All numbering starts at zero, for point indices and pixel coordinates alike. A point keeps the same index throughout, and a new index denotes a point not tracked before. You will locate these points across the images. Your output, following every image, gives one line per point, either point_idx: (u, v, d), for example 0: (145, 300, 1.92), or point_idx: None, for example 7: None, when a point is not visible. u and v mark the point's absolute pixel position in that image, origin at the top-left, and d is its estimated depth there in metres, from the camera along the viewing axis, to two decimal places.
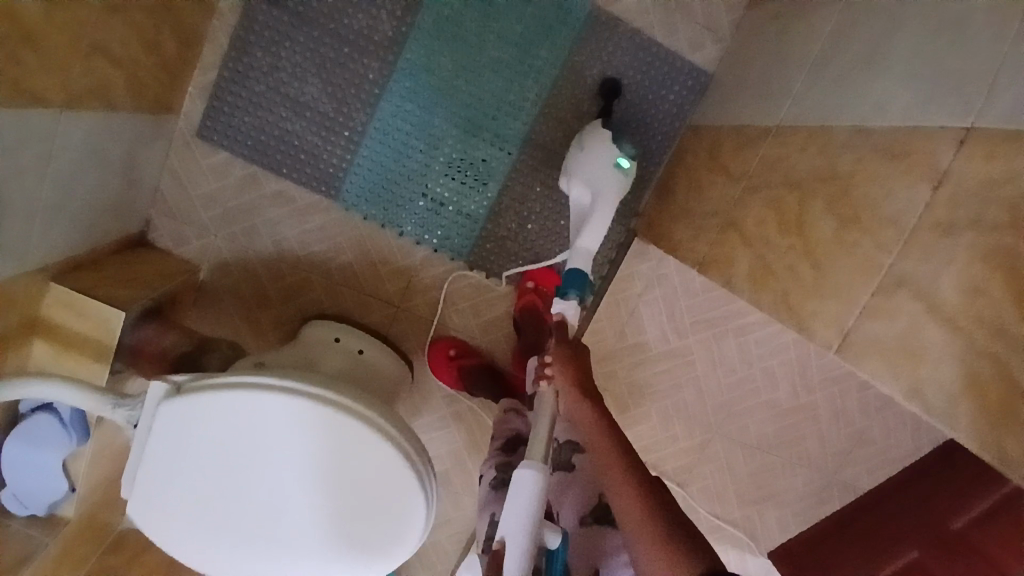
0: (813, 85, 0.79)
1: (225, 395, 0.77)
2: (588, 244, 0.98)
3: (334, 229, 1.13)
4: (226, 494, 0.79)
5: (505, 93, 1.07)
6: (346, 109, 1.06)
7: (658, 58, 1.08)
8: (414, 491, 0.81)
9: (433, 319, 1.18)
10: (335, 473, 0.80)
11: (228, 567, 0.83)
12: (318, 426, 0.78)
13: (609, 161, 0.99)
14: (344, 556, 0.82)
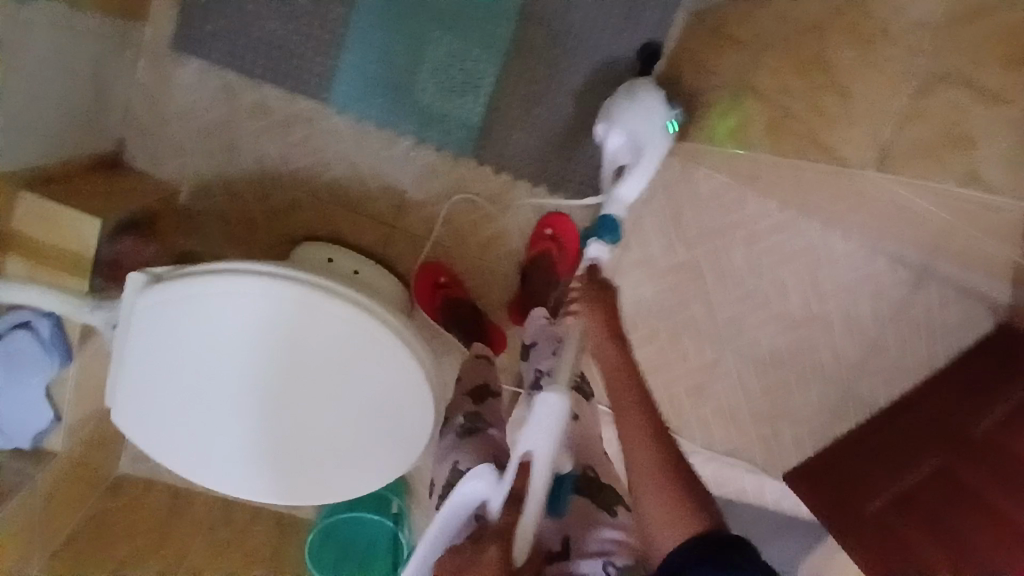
0: None
1: (217, 284, 0.73)
2: (625, 193, 0.96)
3: (320, 142, 1.08)
4: (215, 395, 0.78)
5: None
6: (324, 6, 1.01)
7: None
8: (414, 395, 0.78)
9: (426, 237, 1.13)
10: (331, 375, 0.77)
11: (215, 473, 0.82)
12: (318, 321, 0.75)
13: (659, 122, 0.94)
14: (339, 461, 0.81)
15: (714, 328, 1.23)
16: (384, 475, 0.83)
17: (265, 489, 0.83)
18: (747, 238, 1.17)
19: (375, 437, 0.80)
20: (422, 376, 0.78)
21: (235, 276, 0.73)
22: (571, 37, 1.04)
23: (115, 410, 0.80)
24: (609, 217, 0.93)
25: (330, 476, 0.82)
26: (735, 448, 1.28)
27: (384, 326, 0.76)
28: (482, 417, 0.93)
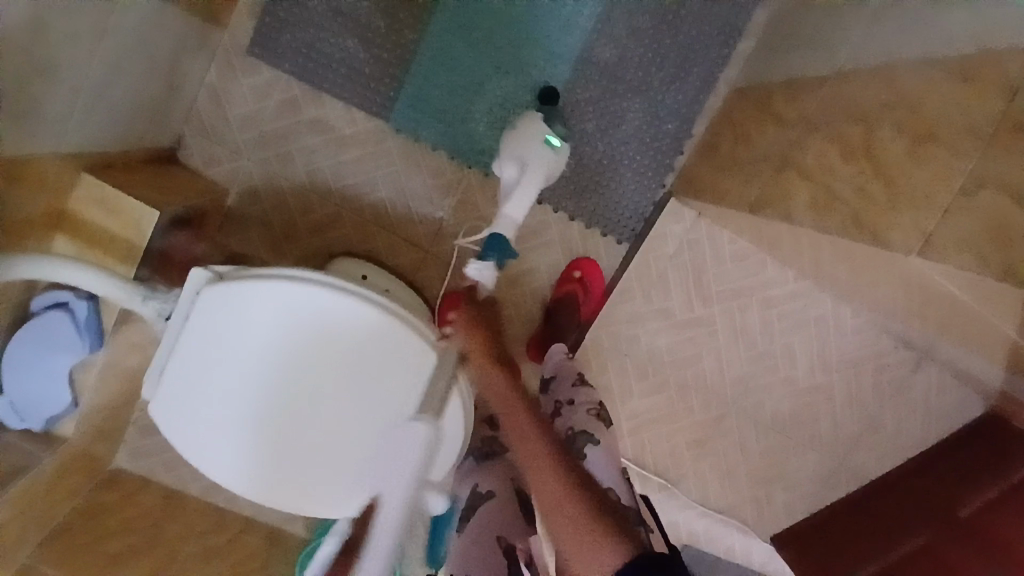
0: (870, 29, 0.82)
1: (287, 284, 0.76)
2: (513, 213, 0.96)
3: (370, 162, 1.12)
4: (260, 394, 0.79)
5: (554, 37, 1.09)
6: (396, 37, 1.07)
7: (704, 17, 1.11)
8: (452, 419, 0.80)
9: (456, 264, 1.16)
10: (376, 388, 0.79)
11: (239, 474, 0.82)
12: (374, 333, 0.78)
13: (539, 139, 1.00)
14: (365, 477, 0.82)
15: (721, 386, 1.26)
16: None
17: (287, 496, 0.83)
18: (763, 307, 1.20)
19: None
20: (463, 401, 0.81)
21: (307, 278, 0.77)
22: (620, 97, 1.13)
23: (154, 397, 0.82)
24: (495, 235, 0.91)
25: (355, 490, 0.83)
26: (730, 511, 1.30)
27: (437, 346, 0.79)
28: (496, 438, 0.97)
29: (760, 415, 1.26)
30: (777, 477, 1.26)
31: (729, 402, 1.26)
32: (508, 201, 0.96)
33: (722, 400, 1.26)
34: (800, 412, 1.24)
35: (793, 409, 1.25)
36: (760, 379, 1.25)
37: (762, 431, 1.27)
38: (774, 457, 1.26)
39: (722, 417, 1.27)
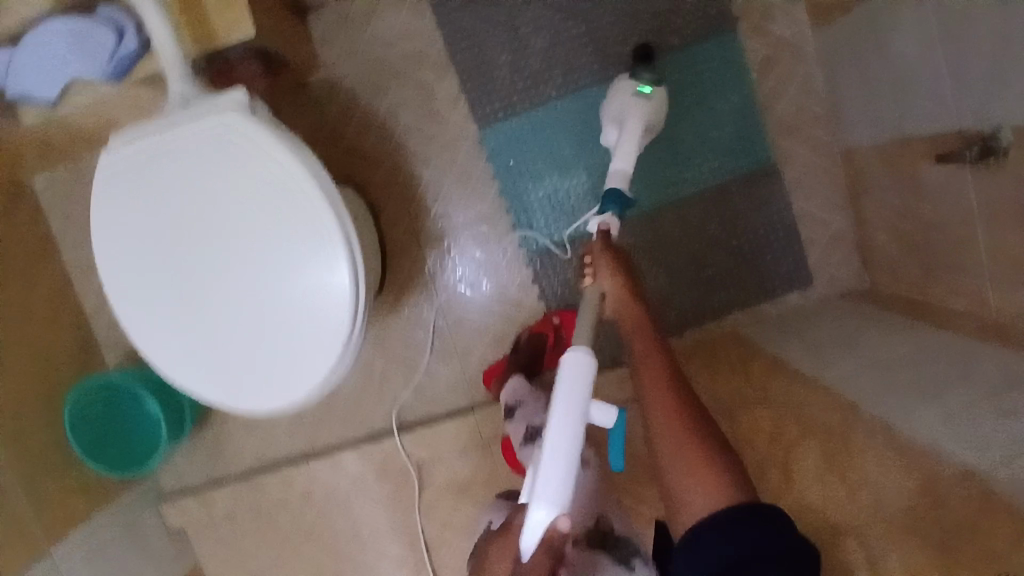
0: (854, 372, 0.90)
1: (294, 180, 0.80)
2: (621, 165, 0.94)
3: (438, 148, 1.19)
4: (186, 231, 0.81)
5: (652, 182, 1.18)
6: (541, 81, 1.15)
7: (768, 267, 1.20)
8: (302, 385, 0.82)
9: (427, 271, 1.22)
10: (273, 310, 0.81)
11: (111, 270, 0.83)
12: (314, 273, 0.80)
13: (632, 92, 1.03)
14: (199, 360, 0.83)
15: None
16: (216, 398, 0.84)
17: (129, 317, 0.84)
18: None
19: (241, 377, 0.83)
20: (322, 381, 0.83)
21: (312, 188, 0.80)
22: (656, 263, 1.20)
23: (111, 144, 0.82)
24: (615, 191, 0.91)
25: (191, 355, 0.84)
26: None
27: (347, 327, 0.81)
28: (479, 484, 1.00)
29: None
30: None
31: None
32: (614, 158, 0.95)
33: None
34: None
35: None
36: None
37: None
38: None
39: None
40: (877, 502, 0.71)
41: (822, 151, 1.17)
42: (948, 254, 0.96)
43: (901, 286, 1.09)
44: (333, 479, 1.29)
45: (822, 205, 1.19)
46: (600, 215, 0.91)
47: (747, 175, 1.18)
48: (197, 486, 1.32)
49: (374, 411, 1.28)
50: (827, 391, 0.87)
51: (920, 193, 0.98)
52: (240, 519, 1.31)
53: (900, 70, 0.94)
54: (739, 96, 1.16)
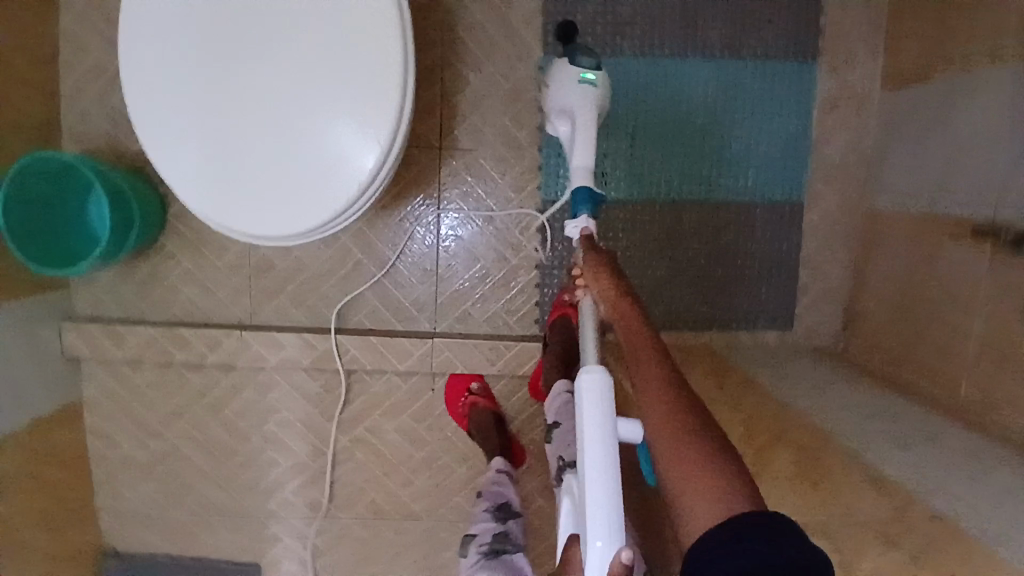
0: (824, 406, 0.91)
1: (375, 19, 0.77)
2: (579, 161, 0.91)
3: (496, 58, 1.14)
4: (234, 21, 0.75)
5: (687, 174, 1.17)
6: (620, 36, 1.13)
7: (761, 295, 1.21)
8: (298, 220, 0.77)
9: (438, 183, 1.17)
10: (299, 133, 0.76)
11: (140, 27, 0.76)
12: (354, 115, 0.77)
13: (575, 77, 1.00)
14: (190, 157, 0.77)
15: (430, 476, 1.26)
16: (191, 193, 0.77)
17: (138, 82, 0.76)
18: (529, 466, 1.22)
19: (237, 186, 0.77)
20: (314, 228, 0.78)
21: (390, 36, 0.77)
22: (662, 252, 1.19)
23: None
24: (581, 190, 0.87)
25: (182, 138, 0.76)
26: (324, 540, 1.27)
27: (363, 186, 0.77)
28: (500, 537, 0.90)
29: (419, 518, 1.27)
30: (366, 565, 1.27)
31: (422, 487, 1.26)
32: (574, 153, 0.93)
33: (421, 479, 1.26)
34: (442, 544, 1.27)
35: (440, 541, 1.27)
36: (455, 501, 1.26)
37: (409, 526, 1.27)
38: (388, 549, 1.27)
39: (406, 486, 1.26)
40: (851, 522, 0.66)
41: (846, 206, 1.20)
42: (934, 331, 1.00)
43: (876, 355, 1.12)
44: (265, 355, 1.18)
45: (829, 257, 1.22)
46: (573, 218, 0.86)
47: (770, 203, 1.19)
48: (114, 317, 1.19)
49: (330, 302, 1.20)
50: (797, 413, 0.88)
51: (927, 268, 1.01)
52: (147, 365, 1.19)
53: (950, 144, 0.97)
54: (794, 123, 1.17)
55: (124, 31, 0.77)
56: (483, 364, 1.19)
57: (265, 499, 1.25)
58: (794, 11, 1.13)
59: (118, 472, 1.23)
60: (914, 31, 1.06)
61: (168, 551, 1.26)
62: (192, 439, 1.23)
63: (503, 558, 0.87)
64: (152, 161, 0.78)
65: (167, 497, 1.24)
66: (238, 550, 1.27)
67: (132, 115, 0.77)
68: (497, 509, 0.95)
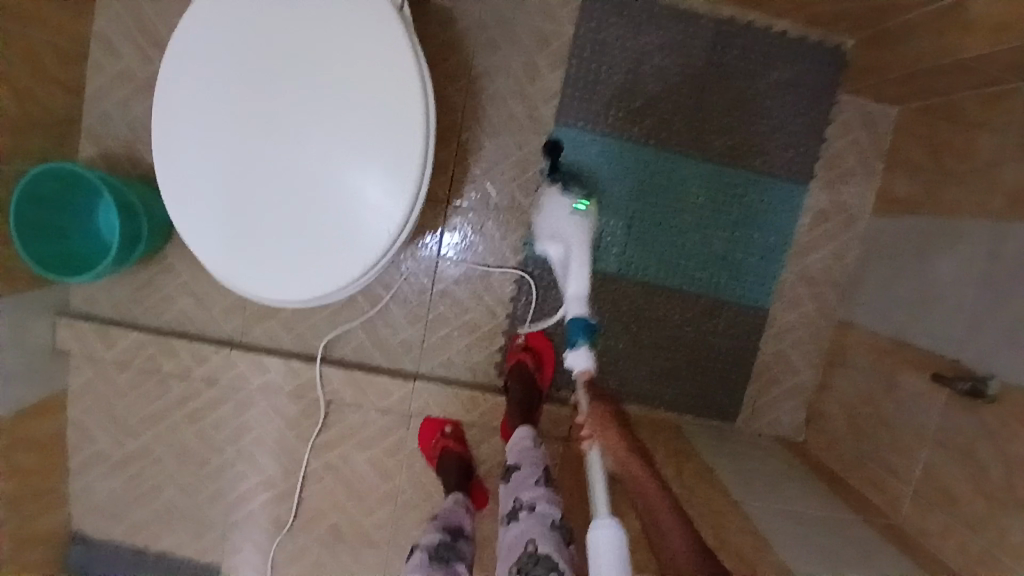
0: (769, 512, 0.97)
1: (399, 101, 0.80)
2: (574, 288, 0.96)
3: (514, 127, 1.21)
4: (265, 93, 0.79)
5: (682, 259, 1.25)
6: (631, 123, 1.21)
7: (737, 381, 1.27)
8: (307, 289, 0.81)
9: (441, 230, 1.23)
10: (316, 207, 0.80)
11: (177, 90, 0.80)
12: (375, 185, 0.80)
13: (567, 209, 1.08)
14: (212, 218, 0.81)
15: (390, 510, 1.30)
16: (212, 251, 0.82)
17: (169, 140, 0.81)
18: (489, 513, 1.26)
19: (251, 251, 0.81)
20: (329, 288, 0.82)
21: (413, 118, 0.80)
22: (648, 328, 1.25)
23: None
24: (578, 319, 0.90)
25: (206, 200, 0.81)
26: (281, 555, 1.31)
27: (379, 252, 0.81)
28: (452, 552, 0.89)
29: (374, 548, 1.31)
30: None
31: (382, 519, 1.30)
32: (569, 279, 0.98)
33: (382, 511, 1.30)
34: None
35: (392, 572, 1.31)
36: (411, 537, 1.30)
37: (363, 554, 1.31)
38: (340, 573, 1.31)
39: (365, 516, 1.30)
40: None
41: (823, 312, 1.26)
42: (885, 451, 1.05)
43: (830, 458, 1.19)
44: (249, 376, 1.23)
45: (800, 356, 1.28)
46: (573, 347, 0.88)
47: (745, 305, 1.26)
48: (108, 318, 1.22)
49: (321, 332, 1.24)
50: (743, 516, 0.94)
51: (888, 391, 1.07)
52: (133, 367, 1.23)
53: (924, 283, 1.04)
54: (784, 223, 1.24)
55: (160, 91, 0.81)
56: (459, 411, 1.24)
57: (230, 509, 1.29)
58: (795, 132, 1.22)
59: (89, 464, 1.26)
60: (909, 167, 1.14)
61: (126, 547, 1.28)
62: (167, 442, 1.26)
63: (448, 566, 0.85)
64: (172, 217, 0.82)
65: (133, 496, 1.27)
66: (193, 558, 1.29)
67: (157, 171, 0.81)
68: (449, 527, 0.93)
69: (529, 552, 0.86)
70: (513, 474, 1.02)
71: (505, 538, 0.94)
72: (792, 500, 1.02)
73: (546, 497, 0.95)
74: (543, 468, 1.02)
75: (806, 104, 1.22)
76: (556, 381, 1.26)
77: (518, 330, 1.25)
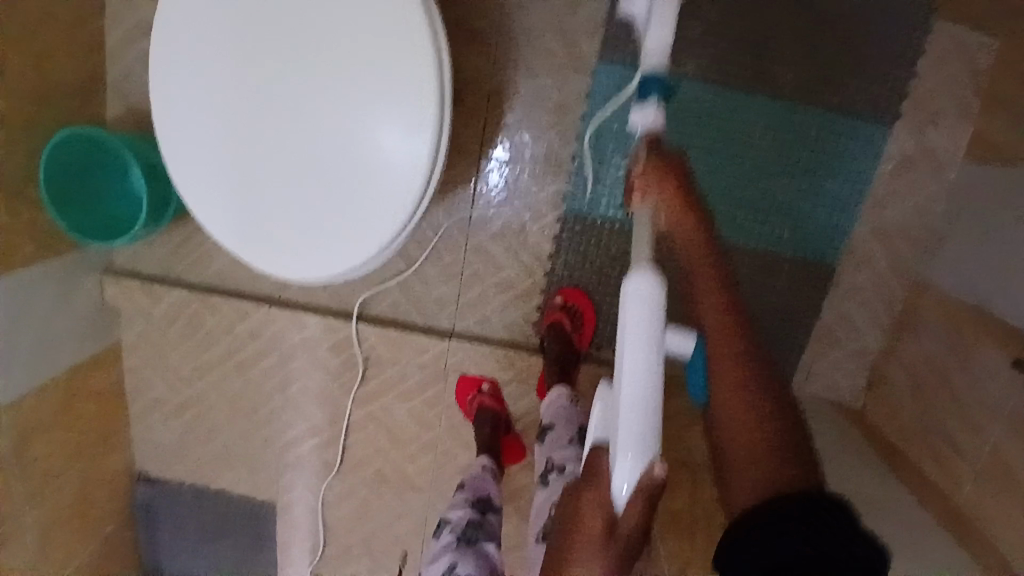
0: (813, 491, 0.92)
1: (409, 60, 0.72)
2: (655, 44, 0.83)
3: (551, 66, 1.09)
4: (266, 61, 0.73)
5: (738, 210, 1.13)
6: (684, 57, 1.07)
7: (793, 344, 1.18)
8: (331, 266, 0.77)
9: (473, 183, 1.16)
10: (328, 184, 0.75)
11: (177, 62, 0.75)
12: (389, 156, 0.74)
13: None
14: (223, 199, 0.77)
15: (431, 458, 1.33)
16: (226, 235, 0.78)
17: (176, 117, 0.77)
18: (527, 466, 1.27)
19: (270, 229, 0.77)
20: (346, 269, 0.77)
21: (424, 63, 0.72)
22: None
23: None
24: (652, 76, 0.81)
25: (216, 181, 0.77)
26: (331, 495, 1.37)
27: (397, 230, 0.75)
28: (480, 528, 0.94)
29: (417, 493, 1.35)
30: (364, 523, 1.39)
31: (424, 466, 1.33)
32: (649, 26, 0.83)
33: (423, 460, 1.33)
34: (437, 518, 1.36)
35: (436, 515, 1.36)
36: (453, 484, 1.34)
37: (408, 497, 1.36)
38: (387, 513, 1.37)
39: (408, 463, 1.34)
40: None
41: (897, 271, 1.15)
42: (951, 428, 0.97)
43: (890, 428, 1.11)
44: (289, 332, 1.24)
45: (867, 318, 1.17)
46: (641, 103, 0.81)
47: (808, 260, 1.14)
48: (151, 275, 1.25)
49: (356, 288, 1.23)
50: None
51: (961, 365, 0.97)
52: (181, 322, 1.26)
53: (1016, 249, 0.91)
54: (857, 172, 1.10)
55: (159, 61, 0.76)
56: (495, 370, 1.22)
57: (281, 452, 1.35)
58: (878, 63, 1.05)
59: (151, 410, 1.34)
60: (1015, 107, 0.97)
61: (188, 483, 1.38)
62: (218, 391, 1.31)
63: (476, 546, 0.92)
64: (184, 200, 0.79)
65: (192, 439, 1.35)
66: (251, 494, 1.38)
67: (167, 152, 0.78)
68: (477, 500, 0.99)
69: (556, 517, 0.86)
70: (546, 435, 0.99)
71: (538, 498, 0.93)
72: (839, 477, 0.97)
73: (578, 458, 0.93)
74: (577, 428, 0.99)
75: (895, 30, 1.04)
76: (596, 340, 1.21)
77: (555, 288, 1.19)
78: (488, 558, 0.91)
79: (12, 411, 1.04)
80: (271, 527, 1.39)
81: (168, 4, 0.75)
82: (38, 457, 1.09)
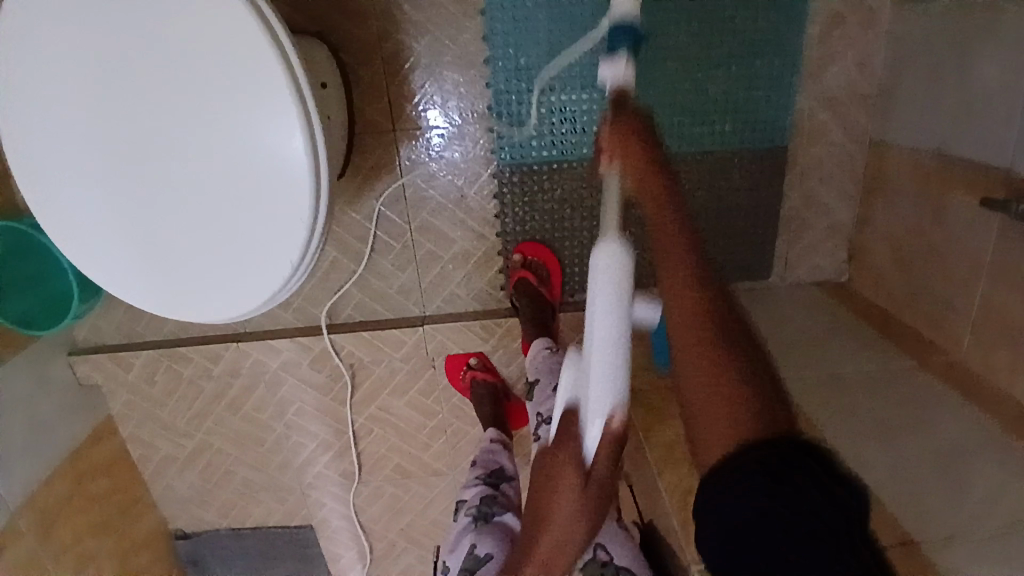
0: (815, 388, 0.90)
1: (257, 71, 0.69)
2: None
3: (445, 22, 1.02)
4: (118, 115, 0.71)
5: (675, 116, 1.06)
6: None
7: (766, 236, 1.14)
8: (252, 297, 0.76)
9: (401, 165, 1.11)
10: (221, 218, 0.74)
11: (32, 141, 0.73)
12: (271, 173, 0.72)
13: None
14: (125, 263, 0.77)
15: (442, 441, 1.33)
16: (141, 298, 0.78)
17: (58, 189, 0.75)
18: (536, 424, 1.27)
19: (187, 275, 0.76)
20: (266, 296, 0.77)
21: (275, 67, 0.69)
22: None
23: None
24: None
25: (113, 248, 0.76)
26: (360, 500, 1.39)
27: (304, 241, 0.74)
28: (495, 501, 0.93)
29: (440, 476, 1.36)
30: (399, 517, 1.41)
31: (439, 451, 1.34)
32: None
33: (437, 444, 1.33)
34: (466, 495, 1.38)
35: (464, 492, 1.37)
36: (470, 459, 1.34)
37: (432, 483, 1.37)
38: (418, 503, 1.39)
39: (422, 452, 1.34)
40: None
41: (854, 135, 1.09)
42: (938, 283, 0.93)
43: (879, 294, 1.07)
44: (266, 361, 1.23)
45: (834, 191, 1.12)
46: None
47: (759, 149, 1.09)
48: (117, 342, 1.25)
49: (318, 299, 1.21)
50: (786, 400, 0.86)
51: (937, 218, 0.92)
52: (161, 379, 1.25)
53: (972, 81, 0.85)
54: (785, 44, 1.02)
55: (17, 146, 0.74)
56: (476, 342, 1.20)
57: (300, 474, 1.36)
58: None
59: (163, 467, 1.34)
60: None
61: (224, 525, 1.41)
62: (220, 433, 1.31)
63: (494, 521, 0.90)
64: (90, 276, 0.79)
65: (212, 484, 1.37)
66: (285, 519, 1.40)
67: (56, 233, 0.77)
68: (489, 475, 0.98)
69: None
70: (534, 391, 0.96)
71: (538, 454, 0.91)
72: (840, 362, 0.94)
73: None
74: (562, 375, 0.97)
75: None
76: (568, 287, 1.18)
77: (513, 247, 1.16)
78: (507, 527, 0.90)
79: (26, 509, 1.05)
80: (313, 543, 1.42)
81: (9, 75, 0.72)
82: (66, 545, 1.12)
